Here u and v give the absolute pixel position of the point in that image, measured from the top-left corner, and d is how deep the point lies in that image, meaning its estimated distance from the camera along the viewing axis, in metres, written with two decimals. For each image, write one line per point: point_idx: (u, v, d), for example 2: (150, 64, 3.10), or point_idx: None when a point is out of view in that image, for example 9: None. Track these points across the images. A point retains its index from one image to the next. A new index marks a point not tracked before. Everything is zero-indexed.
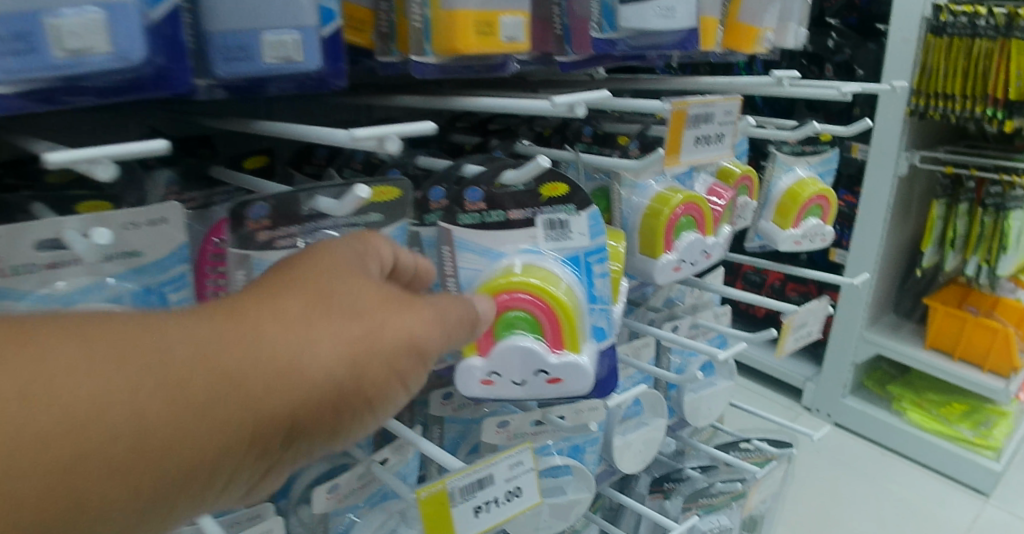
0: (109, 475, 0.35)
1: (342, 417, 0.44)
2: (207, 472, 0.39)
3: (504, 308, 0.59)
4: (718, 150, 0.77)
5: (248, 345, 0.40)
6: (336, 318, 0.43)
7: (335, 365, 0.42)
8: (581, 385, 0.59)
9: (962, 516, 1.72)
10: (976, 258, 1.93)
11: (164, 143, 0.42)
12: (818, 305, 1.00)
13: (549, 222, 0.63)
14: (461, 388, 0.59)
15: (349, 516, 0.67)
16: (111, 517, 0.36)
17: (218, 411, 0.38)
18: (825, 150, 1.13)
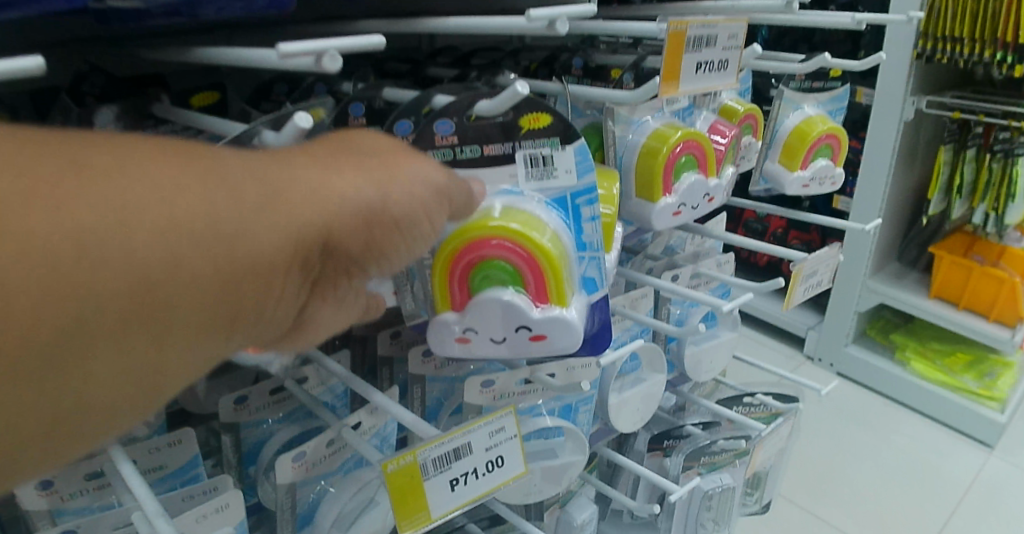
0: (136, 281, 0.28)
1: (383, 246, 0.38)
2: (246, 292, 0.33)
3: (479, 258, 0.53)
4: (721, 78, 0.70)
5: (275, 163, 0.35)
6: (358, 152, 0.39)
7: (369, 186, 0.37)
8: (569, 342, 0.53)
9: (966, 468, 1.68)
10: (984, 207, 1.86)
11: (39, 61, 0.35)
12: (828, 253, 0.93)
13: (530, 159, 0.57)
14: (435, 347, 0.55)
15: (321, 484, 0.63)
16: (137, 325, 0.29)
17: (256, 214, 0.32)
18: (835, 86, 1.06)
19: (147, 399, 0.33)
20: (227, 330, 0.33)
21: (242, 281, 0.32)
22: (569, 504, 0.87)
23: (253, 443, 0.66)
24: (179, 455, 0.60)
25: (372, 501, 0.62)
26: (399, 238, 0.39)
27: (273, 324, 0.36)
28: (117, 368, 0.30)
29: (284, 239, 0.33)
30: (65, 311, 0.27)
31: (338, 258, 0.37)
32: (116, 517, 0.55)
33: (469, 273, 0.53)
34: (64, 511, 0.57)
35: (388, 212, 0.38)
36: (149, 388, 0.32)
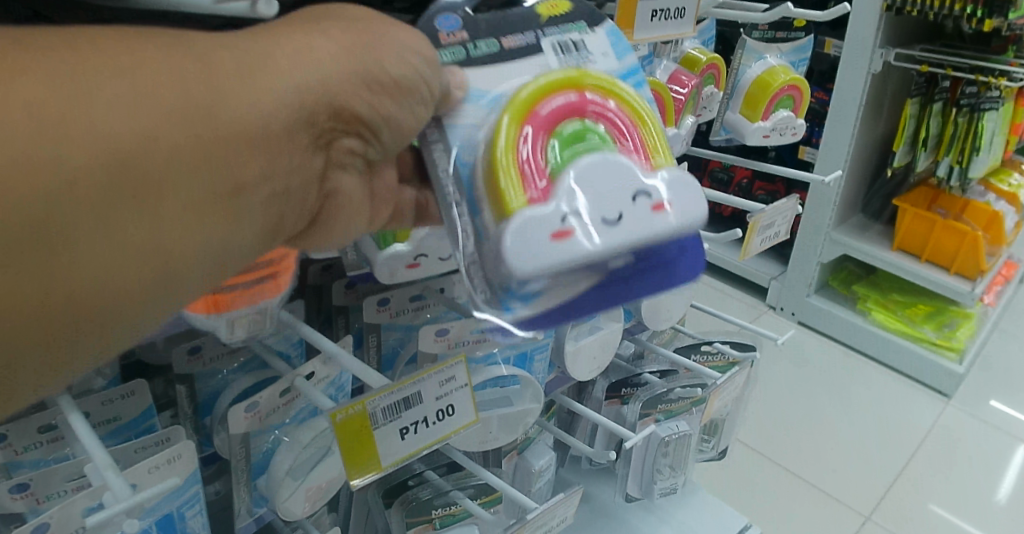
0: (141, 154, 0.31)
1: (384, 108, 0.39)
2: (251, 159, 0.35)
3: (557, 127, 0.45)
4: (679, 27, 0.69)
5: (256, 35, 0.36)
6: (337, 18, 0.40)
7: (348, 46, 0.38)
8: (696, 210, 0.43)
9: (923, 416, 1.74)
10: (949, 160, 1.88)
11: None
12: (786, 205, 0.94)
13: (560, 45, 0.50)
14: (528, 253, 0.39)
15: (275, 433, 0.64)
16: (135, 195, 0.31)
17: (238, 81, 0.34)
18: (799, 37, 1.05)
19: (176, 282, 0.34)
20: (245, 197, 0.35)
21: (243, 150, 0.34)
22: (528, 450, 0.89)
23: (209, 393, 0.66)
24: (132, 406, 0.60)
25: (327, 450, 0.63)
26: (399, 98, 0.40)
27: (290, 192, 0.38)
28: (127, 243, 0.31)
29: (275, 102, 0.35)
30: (78, 192, 0.29)
31: (335, 119, 0.38)
32: (69, 470, 0.54)
33: (547, 153, 0.44)
34: (20, 463, 0.56)
35: (381, 71, 0.39)
36: (175, 266, 0.34)
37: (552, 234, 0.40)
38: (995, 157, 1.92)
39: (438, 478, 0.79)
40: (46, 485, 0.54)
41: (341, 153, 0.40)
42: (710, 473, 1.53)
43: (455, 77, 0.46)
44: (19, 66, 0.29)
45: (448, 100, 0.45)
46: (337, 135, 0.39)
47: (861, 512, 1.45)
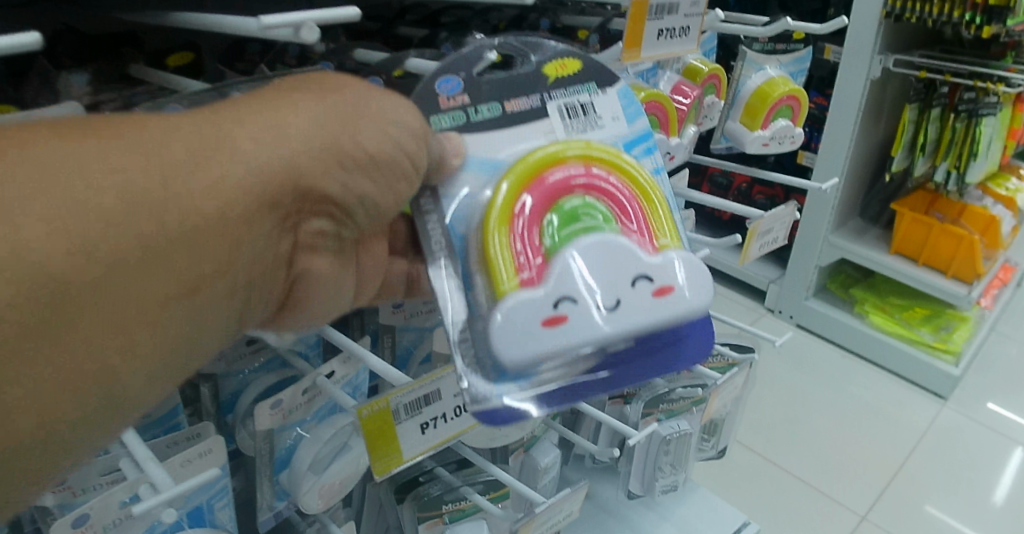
0: (105, 266, 0.33)
1: (355, 184, 0.43)
2: (216, 257, 0.38)
3: (548, 206, 0.55)
4: (683, 44, 0.72)
5: (223, 118, 0.39)
6: (310, 92, 0.44)
7: (321, 125, 0.41)
8: (694, 298, 0.53)
9: (919, 417, 1.77)
10: (946, 165, 1.91)
11: (34, 36, 0.39)
12: (785, 211, 0.97)
13: (567, 109, 0.60)
14: (521, 338, 0.49)
15: (296, 430, 0.67)
16: (98, 290, 0.33)
17: (199, 168, 0.36)
18: (798, 49, 1.09)
19: (143, 365, 0.37)
20: (206, 290, 0.39)
21: (207, 237, 0.37)
22: (534, 448, 0.92)
23: (230, 392, 0.69)
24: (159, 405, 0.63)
25: (346, 445, 0.66)
26: (373, 174, 0.43)
27: (254, 275, 0.41)
28: (94, 334, 0.34)
29: (239, 189, 0.38)
30: (45, 291, 0.31)
31: (308, 201, 0.41)
32: (102, 465, 0.57)
33: (545, 232, 0.54)
34: None
35: (354, 149, 0.42)
36: (139, 350, 0.36)
37: (544, 320, 0.49)
38: (992, 161, 1.95)
39: (448, 474, 0.83)
40: (82, 479, 0.56)
41: (313, 230, 0.43)
42: (709, 472, 1.56)
43: (455, 146, 0.53)
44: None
45: (443, 168, 0.52)
46: (312, 217, 0.43)
47: (858, 512, 1.48)
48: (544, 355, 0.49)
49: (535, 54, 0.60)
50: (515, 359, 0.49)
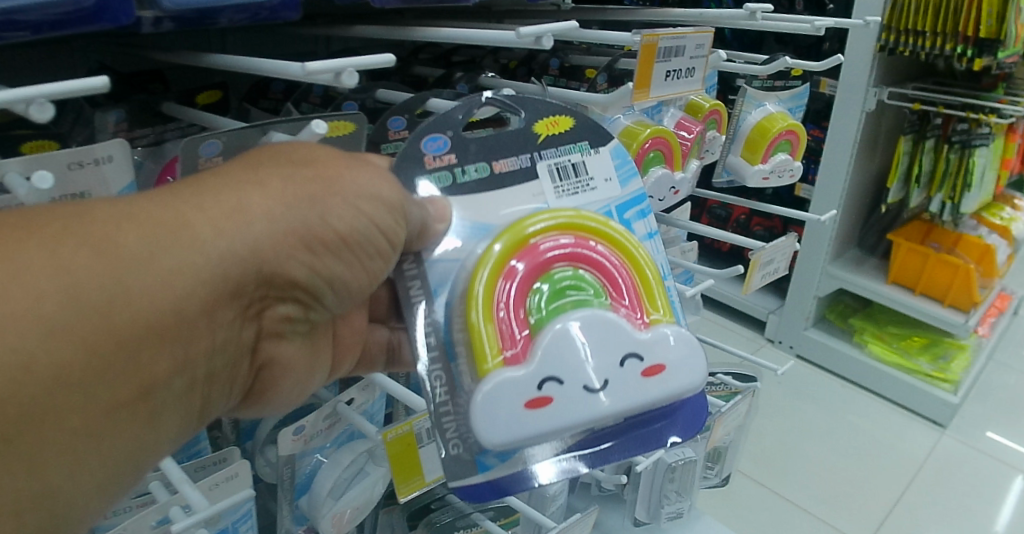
0: (81, 368, 0.39)
1: (323, 258, 0.49)
2: (185, 341, 0.44)
3: (532, 281, 0.58)
4: (689, 84, 0.75)
5: (187, 198, 0.44)
6: (282, 164, 0.48)
7: (287, 206, 0.46)
8: (682, 382, 0.56)
9: (919, 445, 1.79)
10: (941, 196, 1.95)
11: (100, 80, 0.41)
12: (786, 243, 1.00)
13: (558, 171, 0.63)
14: (505, 418, 0.52)
15: (315, 456, 0.71)
16: (87, 372, 0.39)
17: (176, 252, 0.42)
18: (796, 85, 1.12)
19: (120, 427, 0.43)
20: (183, 369, 0.45)
21: (179, 318, 0.43)
22: None
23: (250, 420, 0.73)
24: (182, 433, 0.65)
25: (362, 471, 0.70)
26: (338, 249, 0.49)
27: (229, 348, 0.48)
28: (79, 407, 0.40)
29: (204, 276, 0.43)
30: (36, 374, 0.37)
31: (279, 279, 0.48)
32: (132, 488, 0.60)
33: (530, 305, 0.57)
34: None
35: (319, 227, 0.48)
36: (116, 417, 0.42)
37: (527, 403, 0.53)
38: (986, 192, 1.99)
39: (459, 500, 0.85)
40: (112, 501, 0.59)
41: (285, 302, 0.50)
42: (712, 500, 1.57)
43: (439, 211, 0.58)
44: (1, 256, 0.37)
45: (427, 233, 0.57)
46: (286, 291, 0.49)
47: None
48: (530, 436, 0.52)
49: (523, 113, 0.63)
50: (498, 442, 0.52)
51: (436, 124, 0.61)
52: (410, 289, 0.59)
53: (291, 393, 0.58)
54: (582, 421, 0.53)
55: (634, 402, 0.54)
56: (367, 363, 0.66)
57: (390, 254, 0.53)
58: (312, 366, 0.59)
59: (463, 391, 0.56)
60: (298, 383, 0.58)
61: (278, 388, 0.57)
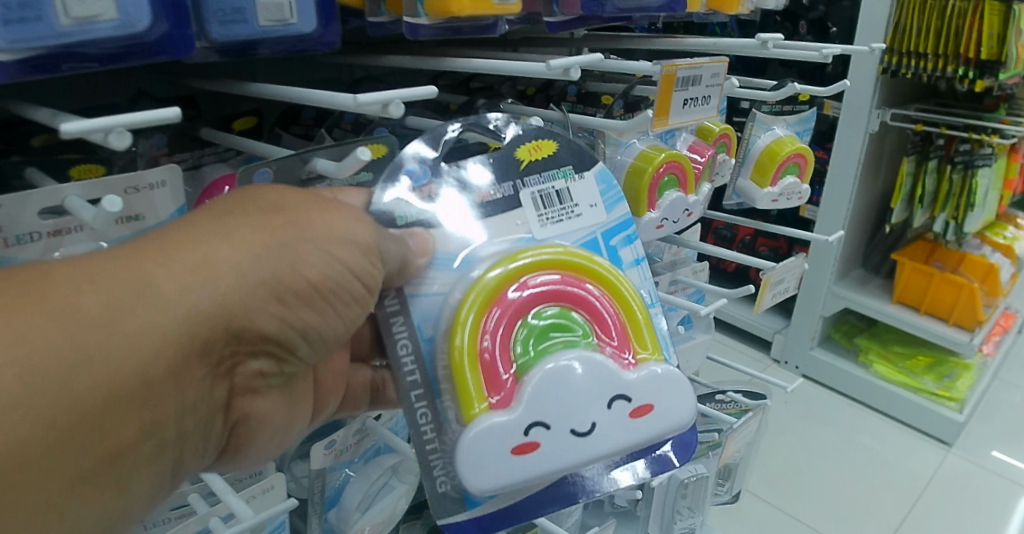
0: (40, 439, 0.40)
1: (297, 310, 0.49)
2: (150, 404, 0.44)
3: (517, 321, 0.59)
4: (705, 111, 0.79)
5: (149, 253, 0.45)
6: (250, 213, 0.49)
7: (257, 255, 0.47)
8: (668, 414, 0.58)
9: (926, 464, 1.80)
10: (944, 215, 1.97)
11: (171, 110, 0.43)
12: (795, 262, 1.03)
13: (540, 198, 0.64)
14: (491, 464, 0.54)
15: (344, 471, 0.75)
16: (49, 446, 0.40)
17: (136, 315, 0.43)
18: (803, 110, 1.16)
19: (86, 497, 0.44)
20: (149, 433, 0.45)
21: (143, 386, 0.43)
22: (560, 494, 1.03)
23: None
24: None
25: (387, 485, 0.75)
26: (313, 298, 0.50)
27: (198, 408, 0.48)
28: (41, 483, 0.41)
29: (167, 337, 0.44)
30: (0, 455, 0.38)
31: (251, 333, 0.48)
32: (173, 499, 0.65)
33: (515, 344, 0.59)
34: None
35: (292, 277, 0.49)
36: (81, 487, 0.43)
37: (514, 449, 0.55)
38: (989, 212, 2.02)
39: None
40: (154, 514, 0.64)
41: (259, 358, 0.51)
42: (723, 520, 1.59)
43: (422, 244, 0.59)
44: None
45: (408, 268, 0.58)
46: (261, 347, 0.50)
47: None
48: (518, 481, 0.55)
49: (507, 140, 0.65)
50: (487, 488, 0.54)
51: (415, 153, 0.61)
52: (394, 325, 0.60)
53: (267, 448, 0.58)
54: (569, 463, 0.55)
55: (619, 442, 0.57)
56: (353, 404, 0.68)
57: (368, 300, 0.54)
58: (289, 419, 0.59)
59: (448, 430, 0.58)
60: (275, 435, 0.58)
61: (254, 445, 0.57)
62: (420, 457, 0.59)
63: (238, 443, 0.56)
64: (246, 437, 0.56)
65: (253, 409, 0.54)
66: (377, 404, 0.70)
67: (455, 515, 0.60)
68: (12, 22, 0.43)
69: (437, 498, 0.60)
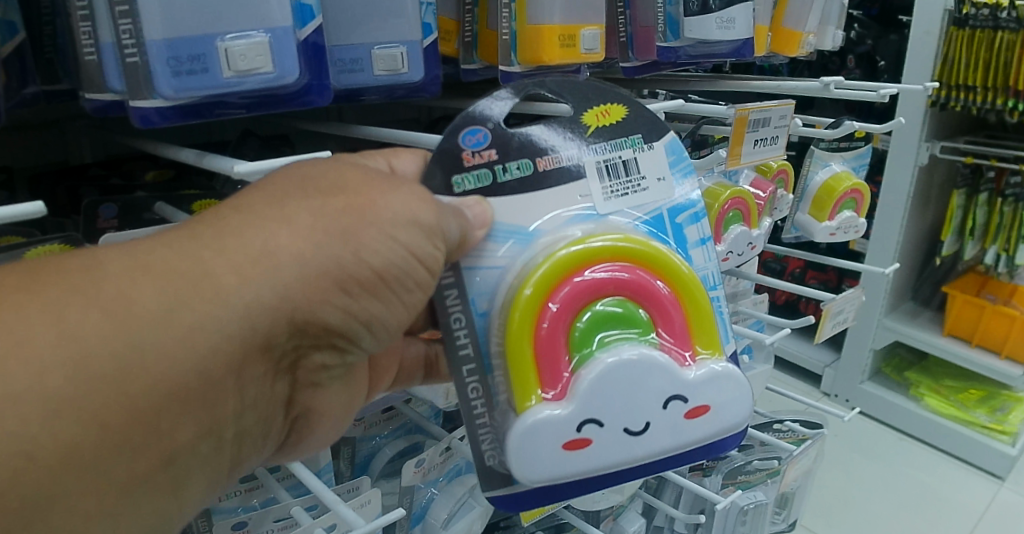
0: (91, 442, 0.42)
1: (359, 299, 0.51)
2: (206, 405, 0.47)
3: (578, 306, 0.57)
4: (773, 151, 0.83)
5: (206, 244, 0.46)
6: (310, 195, 0.49)
7: (317, 244, 0.48)
8: (723, 421, 0.58)
9: (978, 498, 1.78)
10: (996, 247, 1.96)
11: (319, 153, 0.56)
12: (854, 294, 1.06)
13: (605, 169, 0.62)
14: (540, 455, 0.54)
15: (431, 490, 0.82)
16: (109, 443, 0.43)
17: (191, 307, 0.44)
18: (859, 146, 1.19)
19: (143, 490, 0.47)
20: (206, 433, 0.48)
21: (199, 385, 0.46)
22: (621, 516, 1.08)
23: (365, 455, 0.89)
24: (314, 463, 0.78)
25: (467, 503, 0.80)
26: (377, 287, 0.51)
27: (257, 405, 0.52)
28: (102, 477, 0.44)
29: (225, 334, 0.45)
30: (68, 454, 0.42)
31: (313, 326, 0.50)
32: (277, 512, 0.72)
33: (572, 329, 0.57)
34: (220, 509, 0.74)
35: (354, 264, 0.49)
36: (138, 479, 0.46)
37: (567, 444, 0.54)
38: None
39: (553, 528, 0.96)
40: (259, 525, 0.72)
41: (320, 351, 0.53)
42: None
43: (482, 214, 0.57)
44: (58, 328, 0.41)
45: (467, 241, 0.56)
46: (324, 340, 0.52)
47: None
48: (567, 475, 0.55)
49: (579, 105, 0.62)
50: (536, 478, 0.55)
51: (476, 116, 0.60)
52: (447, 296, 0.59)
53: (322, 439, 0.64)
54: (620, 460, 0.56)
55: (673, 441, 0.56)
56: (406, 377, 0.75)
57: (429, 284, 0.54)
58: (350, 405, 0.65)
59: (499, 406, 0.58)
60: (334, 425, 0.64)
61: (315, 433, 0.62)
62: (469, 427, 0.60)
63: (300, 434, 0.61)
64: (305, 430, 0.61)
65: (314, 402, 0.59)
66: (430, 377, 0.76)
67: (495, 490, 0.60)
68: (182, 73, 0.52)
69: (485, 471, 0.60)
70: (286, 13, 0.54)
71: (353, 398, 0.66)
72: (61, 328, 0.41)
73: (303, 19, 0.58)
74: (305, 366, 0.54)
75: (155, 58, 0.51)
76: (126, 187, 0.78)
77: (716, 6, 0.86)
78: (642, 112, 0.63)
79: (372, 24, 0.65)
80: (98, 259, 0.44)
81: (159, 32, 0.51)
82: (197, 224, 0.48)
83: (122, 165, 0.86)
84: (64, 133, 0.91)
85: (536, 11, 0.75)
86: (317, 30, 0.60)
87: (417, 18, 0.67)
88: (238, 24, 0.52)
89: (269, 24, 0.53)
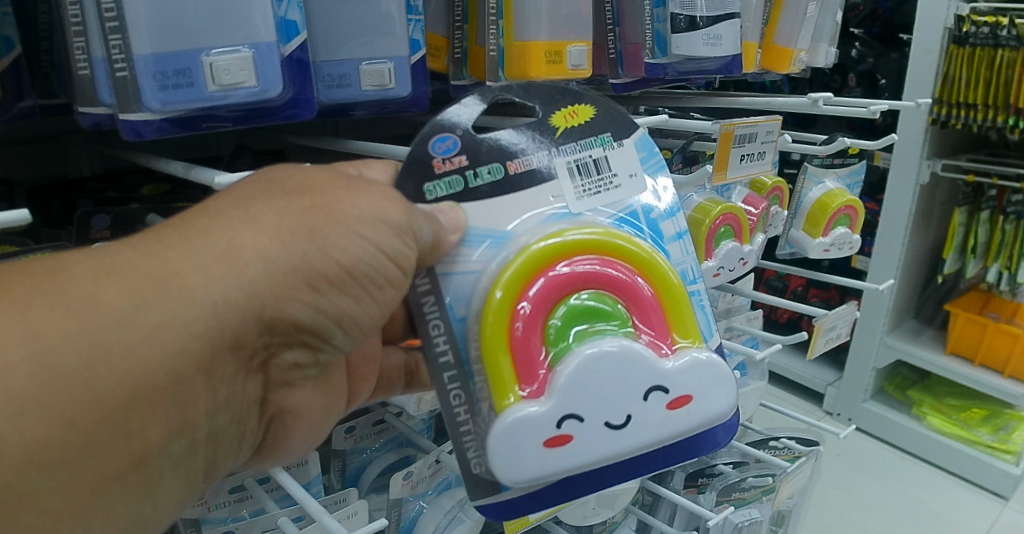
0: (57, 440, 0.43)
1: (330, 296, 0.51)
2: (176, 404, 0.48)
3: (553, 301, 0.58)
4: (760, 167, 0.84)
5: (172, 244, 0.47)
6: (276, 196, 0.50)
7: (284, 242, 0.49)
8: (709, 411, 0.57)
9: (981, 518, 1.76)
10: (998, 265, 1.94)
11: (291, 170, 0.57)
12: (847, 310, 1.05)
13: (577, 169, 0.62)
14: (522, 456, 0.54)
15: (419, 503, 0.83)
16: (75, 443, 0.43)
17: (157, 304, 0.45)
18: (853, 162, 1.19)
19: (113, 490, 0.47)
20: (178, 433, 0.49)
21: (168, 383, 0.46)
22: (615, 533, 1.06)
23: (355, 468, 0.90)
24: (302, 474, 0.78)
25: (456, 517, 0.80)
26: (346, 283, 0.51)
27: (229, 406, 0.52)
28: (69, 478, 0.44)
29: (192, 333, 0.46)
30: (34, 455, 0.42)
31: (283, 324, 0.51)
32: (265, 522, 0.73)
33: (547, 325, 0.58)
34: (209, 519, 0.74)
35: (322, 261, 0.50)
36: (105, 480, 0.46)
37: (547, 441, 0.54)
38: None
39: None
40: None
41: (294, 350, 0.54)
42: None
43: (455, 221, 0.58)
44: (27, 325, 0.42)
45: (442, 244, 0.57)
46: (295, 338, 0.53)
47: None
48: (550, 472, 0.55)
49: (549, 109, 0.64)
50: (519, 479, 0.55)
51: (444, 124, 0.61)
52: (423, 301, 0.60)
53: (299, 440, 0.65)
54: (605, 455, 0.55)
55: (656, 434, 0.56)
56: (387, 385, 0.76)
57: (403, 282, 0.55)
58: (324, 407, 0.67)
59: (482, 412, 0.59)
60: (312, 428, 0.66)
61: (293, 435, 0.64)
62: (453, 434, 0.60)
63: (277, 436, 0.63)
64: (283, 431, 0.63)
65: (288, 403, 0.60)
66: (411, 386, 0.77)
67: (481, 497, 0.60)
68: (168, 87, 0.52)
69: (471, 479, 0.60)
70: (270, 29, 0.55)
71: (330, 401, 0.68)
72: (25, 326, 0.42)
73: (288, 35, 0.60)
74: (276, 365, 0.55)
75: (142, 73, 0.52)
76: (117, 199, 0.79)
77: (704, 23, 0.87)
78: (609, 109, 0.64)
79: (360, 43, 0.66)
80: (69, 261, 0.45)
81: (145, 47, 0.52)
82: (164, 228, 0.49)
83: (115, 179, 0.87)
84: (64, 147, 0.92)
85: (522, 28, 0.76)
86: (302, 46, 0.61)
87: (403, 35, 0.68)
88: (223, 39, 0.54)
89: (253, 40, 0.55)
